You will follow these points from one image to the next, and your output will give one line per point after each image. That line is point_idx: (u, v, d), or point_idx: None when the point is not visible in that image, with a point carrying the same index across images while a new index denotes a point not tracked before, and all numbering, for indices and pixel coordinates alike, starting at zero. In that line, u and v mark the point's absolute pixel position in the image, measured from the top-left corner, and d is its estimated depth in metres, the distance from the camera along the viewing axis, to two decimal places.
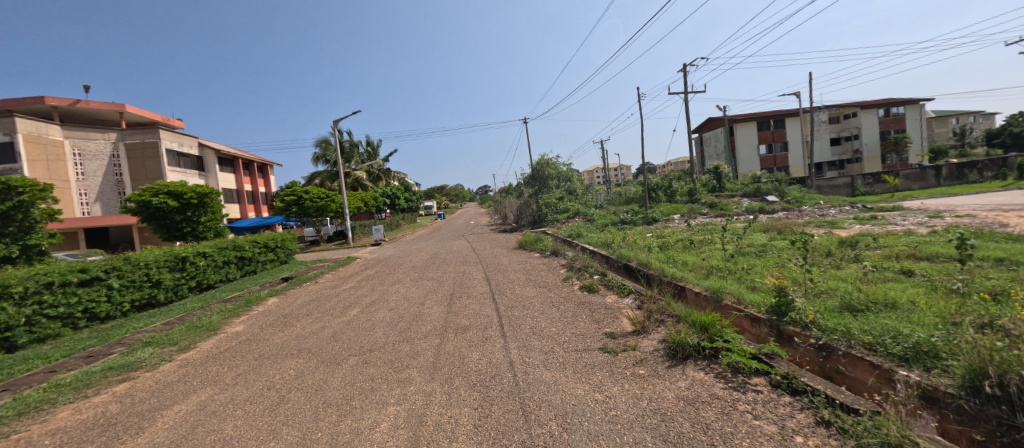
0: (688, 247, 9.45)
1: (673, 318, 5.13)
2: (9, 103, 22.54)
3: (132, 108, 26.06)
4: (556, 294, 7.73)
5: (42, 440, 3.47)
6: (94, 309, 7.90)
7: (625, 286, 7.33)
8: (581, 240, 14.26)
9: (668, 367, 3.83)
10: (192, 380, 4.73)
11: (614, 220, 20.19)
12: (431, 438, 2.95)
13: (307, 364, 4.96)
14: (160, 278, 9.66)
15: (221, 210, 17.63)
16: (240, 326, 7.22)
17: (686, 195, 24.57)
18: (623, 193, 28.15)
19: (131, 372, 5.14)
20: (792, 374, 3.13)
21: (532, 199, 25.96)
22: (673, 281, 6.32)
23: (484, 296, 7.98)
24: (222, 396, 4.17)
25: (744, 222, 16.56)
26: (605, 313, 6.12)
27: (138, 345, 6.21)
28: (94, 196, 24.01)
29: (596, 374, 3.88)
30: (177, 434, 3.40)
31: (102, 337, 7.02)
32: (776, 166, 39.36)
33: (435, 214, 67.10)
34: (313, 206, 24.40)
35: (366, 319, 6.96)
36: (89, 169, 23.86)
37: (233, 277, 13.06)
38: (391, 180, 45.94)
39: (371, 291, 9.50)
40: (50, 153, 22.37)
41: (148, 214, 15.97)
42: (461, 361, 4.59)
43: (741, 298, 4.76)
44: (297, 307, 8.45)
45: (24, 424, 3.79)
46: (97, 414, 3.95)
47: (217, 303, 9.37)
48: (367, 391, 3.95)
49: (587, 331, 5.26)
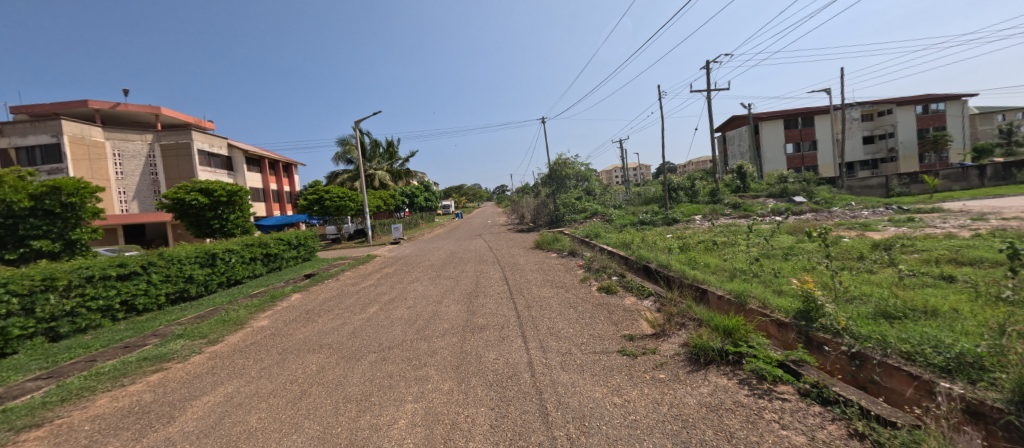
0: (710, 249, 9.16)
1: (694, 321, 5.02)
2: (56, 107, 23.98)
3: (167, 110, 27.23)
4: (574, 294, 7.68)
5: (82, 425, 3.66)
6: (132, 302, 8.34)
7: (643, 288, 7.25)
8: (599, 240, 14.07)
9: (690, 372, 3.73)
10: (219, 373, 4.90)
11: (633, 220, 19.96)
12: (450, 436, 2.97)
13: (328, 359, 5.08)
14: (192, 273, 10.07)
15: (250, 209, 18.31)
16: (265, 321, 7.44)
17: (708, 196, 24.05)
18: (642, 194, 27.79)
19: (164, 363, 5.36)
20: (822, 383, 2.98)
21: (550, 199, 25.87)
22: (694, 284, 6.17)
23: (502, 295, 8.00)
24: (247, 389, 4.30)
25: (770, 223, 16.03)
26: (623, 315, 6.00)
27: (170, 338, 6.46)
28: (132, 194, 25.22)
29: (614, 377, 3.81)
30: (205, 425, 3.51)
31: (138, 328, 7.38)
32: (804, 165, 38.01)
33: (453, 213, 67.78)
34: (333, 205, 24.93)
35: (385, 317, 7.07)
36: (128, 168, 25.08)
37: (259, 273, 13.49)
38: (411, 180, 46.80)
39: (390, 289, 9.62)
40: (92, 154, 23.55)
41: (181, 211, 16.63)
42: (478, 360, 4.59)
43: (767, 303, 4.57)
44: (319, 303, 8.69)
45: (67, 410, 4.01)
46: (133, 402, 4.14)
47: (244, 298, 9.67)
48: (385, 387, 4.01)
49: (604, 333, 5.19)
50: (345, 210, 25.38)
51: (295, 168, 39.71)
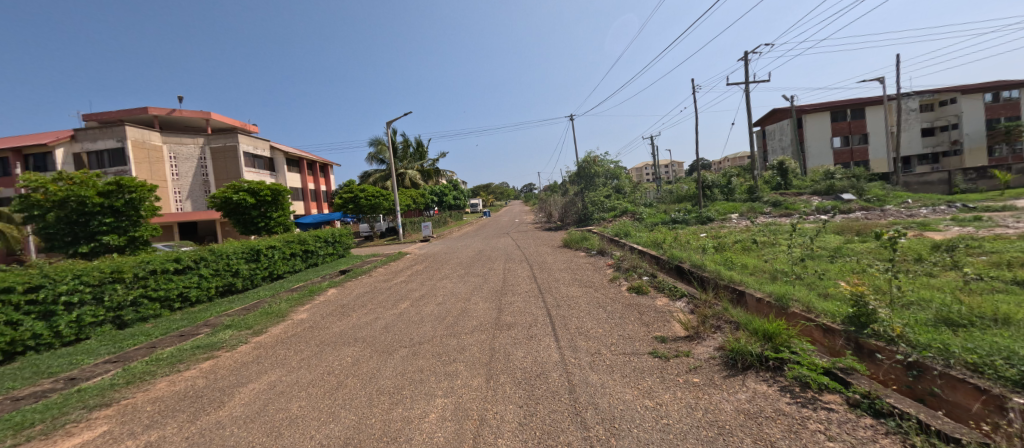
0: (748, 249, 8.77)
1: (731, 324, 4.81)
2: (121, 114, 26.09)
3: (216, 115, 29.02)
4: (603, 294, 7.56)
5: (144, 406, 3.98)
6: (187, 294, 8.97)
7: (676, 289, 7.03)
8: (630, 239, 13.78)
9: (726, 377, 3.58)
10: (263, 362, 5.19)
11: (665, 218, 19.39)
12: (479, 432, 3.00)
13: (362, 352, 5.26)
14: (238, 268, 10.69)
15: (290, 208, 19.22)
16: (304, 314, 7.79)
17: (746, 193, 23.01)
18: (674, 191, 26.97)
19: (214, 351, 5.73)
20: (875, 393, 2.78)
21: (579, 197, 25.58)
22: (730, 285, 5.92)
23: (530, 293, 8.00)
24: (288, 378, 4.52)
25: (814, 222, 15.14)
26: (654, 316, 5.84)
27: (219, 328, 6.90)
28: (186, 194, 27.09)
29: (646, 379, 3.72)
30: (251, 410, 3.73)
31: (192, 318, 7.94)
32: (853, 160, 35.63)
33: (481, 211, 68.39)
34: (367, 203, 25.74)
35: (416, 313, 7.24)
36: (182, 170, 26.95)
37: (298, 268, 14.12)
38: (440, 179, 47.61)
39: (421, 286, 9.84)
40: (151, 156, 25.44)
41: (229, 209, 17.69)
42: (507, 358, 4.61)
43: (812, 306, 4.32)
44: (353, 298, 9.02)
45: (131, 391, 4.36)
46: (187, 387, 4.46)
47: (284, 292, 10.18)
48: (416, 382, 4.10)
49: (635, 334, 5.07)
50: (378, 208, 26.18)
51: (331, 168, 41.33)
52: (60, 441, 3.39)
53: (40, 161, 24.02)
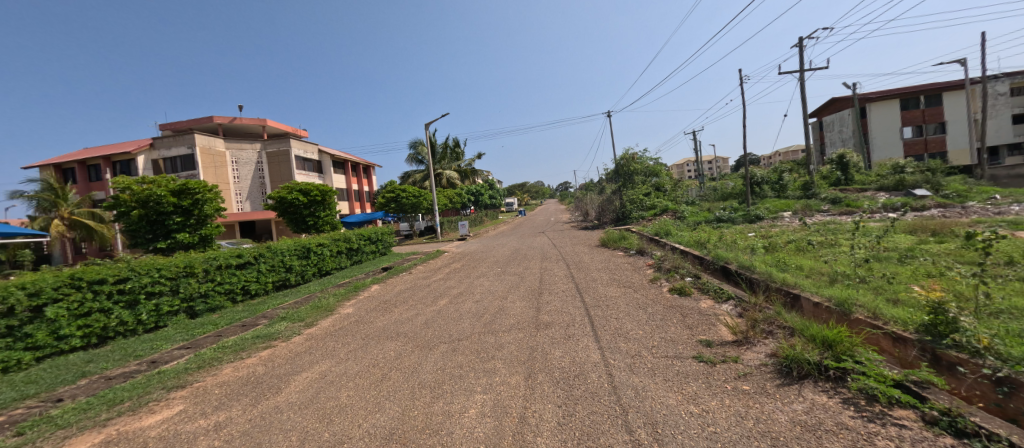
0: (803, 249, 8.18)
1: (784, 330, 4.52)
2: (190, 123, 28.61)
3: (271, 122, 31.11)
4: (643, 295, 7.35)
5: (213, 389, 4.36)
6: (248, 287, 9.71)
7: (723, 291, 6.69)
8: (670, 239, 13.29)
9: (780, 386, 3.38)
10: (315, 352, 5.52)
11: (709, 217, 18.53)
12: (519, 430, 3.01)
13: (404, 347, 5.45)
14: (292, 264, 11.42)
15: (337, 207, 20.23)
16: (350, 309, 8.20)
17: (801, 190, 21.47)
18: (719, 189, 25.69)
19: (272, 341, 6.17)
20: (956, 411, 2.51)
21: (616, 195, 25.01)
22: (784, 288, 5.56)
23: (567, 293, 7.93)
24: (337, 368, 4.78)
25: (879, 220, 13.87)
26: (698, 319, 5.60)
27: (276, 319, 7.42)
28: (245, 195, 29.28)
29: (690, 384, 3.58)
30: (304, 397, 3.98)
31: (252, 309, 8.60)
32: (928, 152, 32.30)
33: (516, 210, 68.65)
34: (407, 203, 26.60)
35: (454, 309, 7.41)
36: (242, 173, 29.15)
37: (344, 265, 14.86)
38: (476, 178, 48.28)
39: (458, 283, 10.05)
40: (216, 161, 27.72)
41: (283, 209, 18.92)
42: (545, 357, 4.60)
43: (880, 313, 3.96)
44: (395, 294, 9.36)
45: (202, 375, 4.80)
46: (249, 373, 4.84)
47: (332, 287, 10.77)
48: (456, 377, 4.19)
49: (678, 337, 4.89)
50: (417, 207, 26.98)
51: (373, 170, 43.08)
52: (144, 417, 3.78)
53: (125, 167, 26.87)
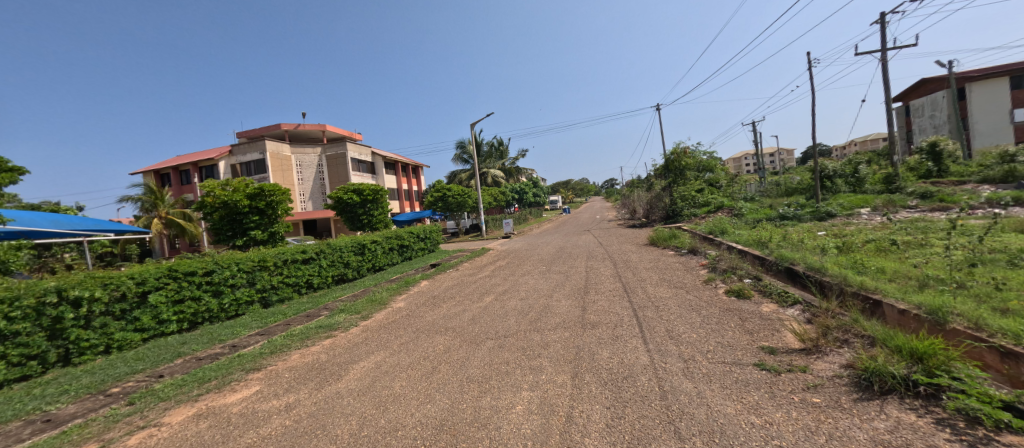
0: (884, 250, 7.34)
1: (862, 339, 4.08)
2: (261, 131, 31.34)
3: (330, 127, 33.27)
4: (696, 296, 6.99)
5: (283, 373, 4.77)
6: (311, 281, 10.49)
7: (788, 295, 6.18)
8: (726, 237, 12.51)
9: (857, 401, 3.06)
10: (370, 343, 5.85)
11: (770, 214, 17.20)
12: (566, 429, 3.00)
13: (453, 341, 5.61)
14: (349, 260, 12.16)
15: (389, 206, 21.23)
16: (402, 303, 8.58)
17: (881, 183, 19.26)
18: (782, 183, 23.77)
19: (332, 331, 6.63)
20: None
21: (666, 192, 23.97)
22: (861, 294, 5.03)
23: (614, 293, 7.74)
24: (391, 360, 5.03)
25: (981, 217, 12.08)
26: (760, 324, 5.23)
27: (335, 311, 7.95)
28: (308, 196, 31.60)
29: (751, 393, 3.36)
30: (362, 385, 4.23)
31: (315, 301, 9.29)
32: None
33: (561, 208, 68.07)
34: (453, 201, 27.29)
35: (500, 306, 7.50)
36: (305, 175, 31.48)
37: (395, 261, 15.58)
38: (521, 176, 48.46)
39: (503, 281, 10.16)
40: (283, 165, 30.10)
41: (341, 208, 20.17)
42: (591, 357, 4.53)
43: (983, 323, 3.45)
44: (443, 290, 9.66)
45: (274, 360, 5.26)
46: (314, 359, 5.24)
47: (385, 282, 11.34)
48: (503, 373, 4.25)
49: (737, 342, 4.61)
50: (463, 206, 27.60)
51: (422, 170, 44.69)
52: (227, 395, 4.22)
53: (208, 172, 29.96)
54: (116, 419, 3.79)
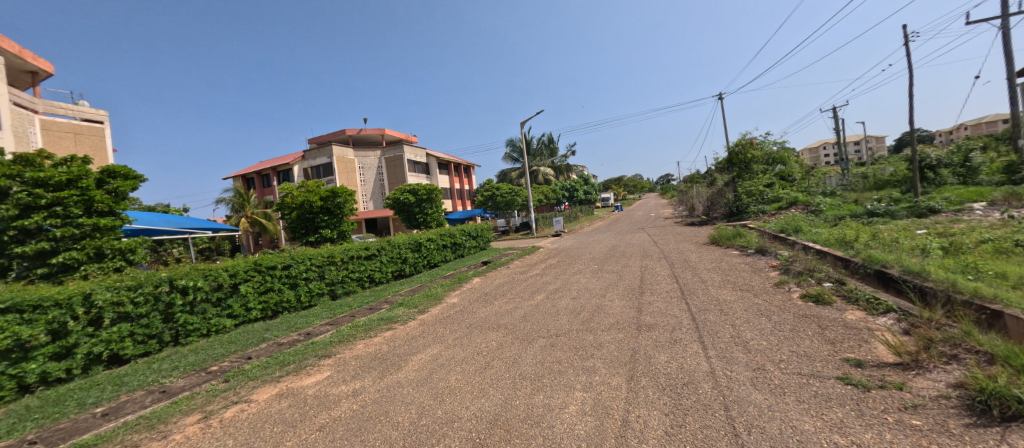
0: (1004, 252, 6.26)
1: (977, 356, 3.51)
2: (328, 137, 33.88)
3: (388, 131, 35.13)
4: (766, 300, 6.46)
5: (349, 361, 5.13)
6: (373, 276, 11.16)
7: (879, 302, 5.49)
8: (801, 237, 11.40)
9: (970, 426, 2.64)
10: (427, 337, 6.10)
11: (854, 211, 15.40)
12: (621, 433, 2.92)
13: (505, 338, 5.68)
14: (407, 256, 12.77)
15: (442, 205, 21.97)
16: (456, 299, 8.84)
17: (1000, 174, 16.43)
18: (868, 176, 21.17)
19: (392, 323, 7.00)
20: None
21: (729, 188, 22.37)
22: (975, 303, 4.33)
23: (671, 294, 7.38)
24: (446, 353, 5.20)
25: None
26: (843, 333, 4.71)
27: (395, 305, 8.40)
28: (370, 196, 33.63)
29: (834, 409, 3.03)
30: (420, 376, 4.43)
31: (377, 295, 9.90)
32: None
33: (613, 205, 66.23)
34: (503, 200, 27.58)
35: (551, 305, 7.47)
36: (367, 177, 33.52)
37: (449, 258, 16.11)
38: (572, 174, 47.82)
39: (554, 279, 10.10)
40: (347, 168, 32.26)
41: (399, 208, 21.24)
42: (648, 360, 4.36)
43: None
44: (494, 288, 9.81)
45: (341, 348, 5.67)
46: (376, 350, 5.58)
47: (440, 278, 11.76)
48: (555, 372, 4.23)
49: (815, 352, 4.19)
50: (514, 204, 27.84)
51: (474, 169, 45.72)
52: (303, 378, 4.63)
53: (284, 176, 32.95)
54: (215, 393, 4.32)
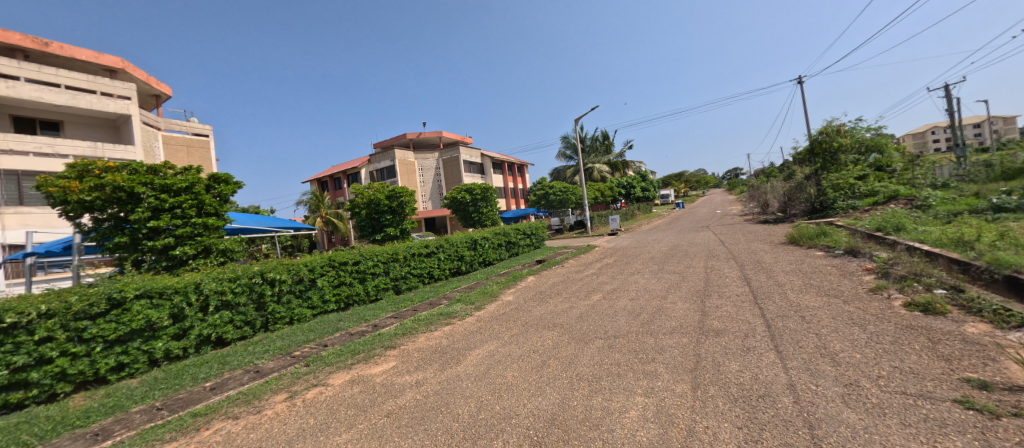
0: None
1: None
2: (391, 141, 35.92)
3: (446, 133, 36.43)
4: (857, 307, 5.73)
5: (412, 353, 5.40)
6: (433, 272, 11.63)
7: (1012, 315, 4.60)
8: (901, 236, 9.96)
9: None
10: (484, 333, 6.23)
11: (973, 205, 13.12)
12: (689, 443, 2.75)
13: (561, 337, 5.62)
14: (463, 254, 13.15)
15: (497, 204, 22.30)
16: (512, 297, 8.92)
17: None
18: (991, 164, 17.94)
19: (451, 319, 7.24)
20: None
21: (810, 181, 20.17)
22: None
23: (742, 298, 6.82)
24: (503, 350, 5.27)
25: None
26: (960, 348, 4.03)
27: (453, 301, 8.68)
28: (429, 196, 35.11)
29: (953, 437, 2.60)
30: (478, 371, 4.52)
31: (436, 290, 10.31)
32: None
33: (674, 202, 62.81)
34: (557, 198, 27.33)
35: (608, 305, 7.25)
36: (426, 178, 35.03)
37: (504, 257, 16.33)
38: (628, 170, 46.14)
39: (611, 279, 9.81)
40: (408, 169, 33.95)
41: (455, 207, 21.91)
42: (716, 368, 4.07)
43: None
44: (549, 286, 9.76)
45: (404, 340, 5.98)
46: (436, 343, 5.81)
47: (495, 276, 11.96)
48: (614, 374, 4.10)
49: (924, 370, 3.62)
50: (568, 202, 27.53)
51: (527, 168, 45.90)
52: (372, 366, 4.95)
53: (353, 179, 35.50)
54: (298, 375, 4.77)
